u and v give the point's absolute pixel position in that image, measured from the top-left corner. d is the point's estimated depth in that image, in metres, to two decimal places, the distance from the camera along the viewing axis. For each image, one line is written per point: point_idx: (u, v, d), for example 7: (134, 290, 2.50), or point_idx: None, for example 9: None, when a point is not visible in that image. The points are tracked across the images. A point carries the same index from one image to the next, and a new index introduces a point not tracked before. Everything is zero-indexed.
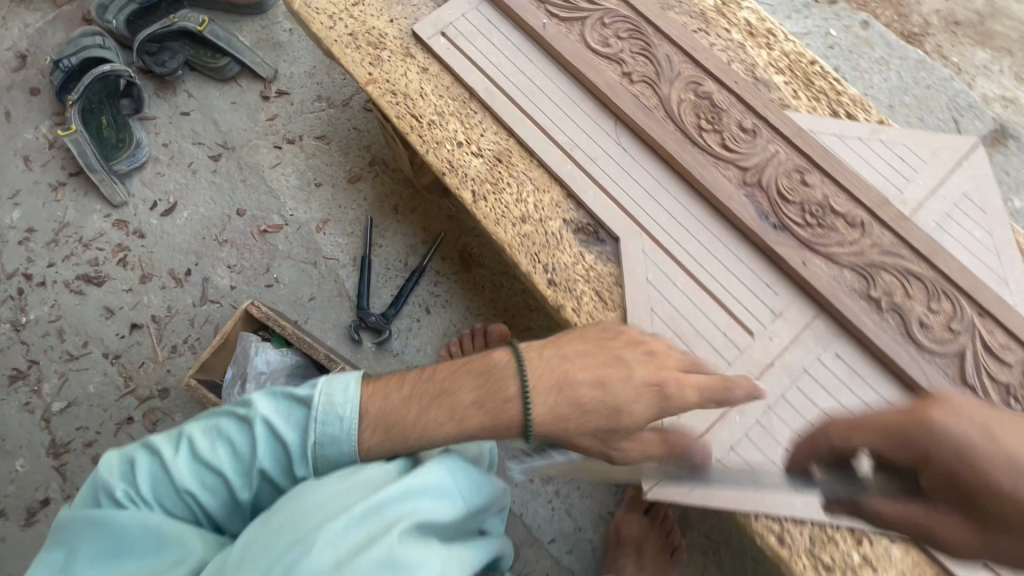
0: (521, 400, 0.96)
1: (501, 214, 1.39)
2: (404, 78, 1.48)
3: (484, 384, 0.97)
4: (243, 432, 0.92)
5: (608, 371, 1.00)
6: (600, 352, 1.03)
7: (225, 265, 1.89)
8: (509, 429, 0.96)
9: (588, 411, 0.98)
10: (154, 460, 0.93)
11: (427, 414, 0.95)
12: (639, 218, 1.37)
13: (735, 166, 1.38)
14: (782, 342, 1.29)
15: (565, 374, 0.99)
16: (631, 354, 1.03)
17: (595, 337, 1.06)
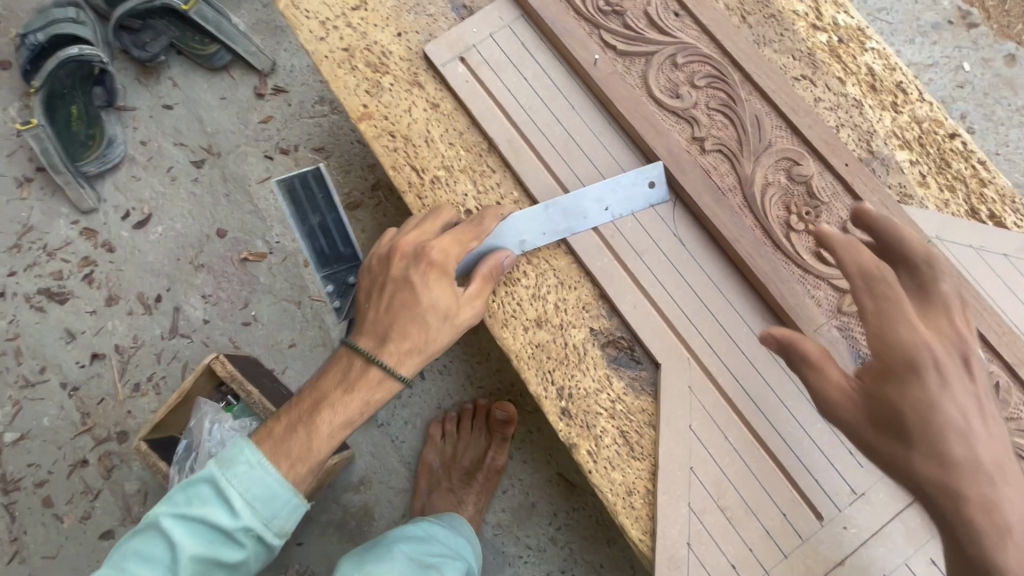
0: (373, 369, 0.94)
1: (511, 312, 1.08)
2: (406, 116, 1.15)
3: (340, 371, 0.97)
4: (233, 488, 0.84)
5: (403, 295, 0.96)
6: (393, 284, 0.98)
7: (200, 295, 1.65)
8: (385, 384, 0.95)
9: (434, 334, 0.96)
10: (140, 553, 0.82)
11: (321, 419, 0.92)
12: (690, 340, 1.04)
13: (828, 285, 1.04)
14: (859, 536, 0.98)
15: (390, 315, 0.96)
16: (412, 273, 0.97)
17: (390, 286, 0.99)
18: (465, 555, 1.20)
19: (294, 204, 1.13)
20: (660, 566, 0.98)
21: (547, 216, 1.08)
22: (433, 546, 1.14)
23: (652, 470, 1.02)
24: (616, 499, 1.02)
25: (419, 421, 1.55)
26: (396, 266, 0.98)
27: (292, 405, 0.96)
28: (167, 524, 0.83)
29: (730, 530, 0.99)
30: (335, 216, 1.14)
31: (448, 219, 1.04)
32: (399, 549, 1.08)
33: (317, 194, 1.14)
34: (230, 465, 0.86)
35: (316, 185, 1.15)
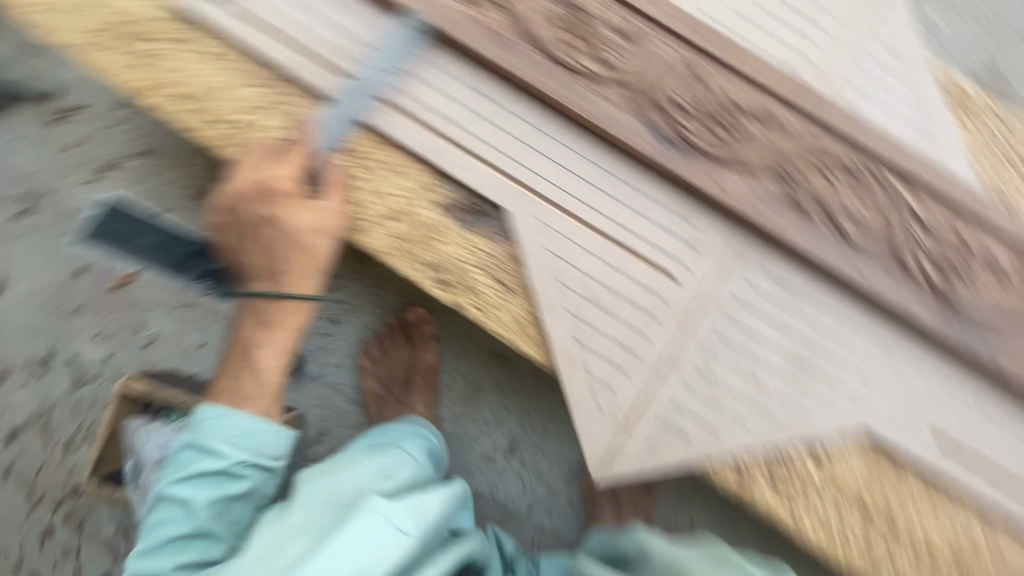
0: (277, 301, 1.11)
1: (361, 216, 1.15)
2: (190, 73, 1.15)
3: (254, 315, 1.13)
4: (213, 439, 1.06)
5: (269, 234, 1.09)
6: (256, 227, 1.09)
7: (89, 336, 1.62)
8: (293, 309, 1.12)
9: (314, 254, 1.11)
10: (166, 514, 1.05)
11: (258, 358, 1.13)
12: (523, 177, 1.15)
13: (617, 84, 1.15)
14: (709, 279, 1.16)
15: (270, 254, 1.10)
16: (269, 211, 1.08)
17: (263, 230, 1.09)
18: (431, 434, 1.36)
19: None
20: (562, 368, 1.14)
21: (347, 104, 1.13)
22: (389, 432, 1.33)
23: (532, 299, 1.15)
24: (510, 333, 1.15)
25: (349, 360, 1.63)
26: (248, 214, 1.09)
27: (227, 368, 1.14)
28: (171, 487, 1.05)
29: (609, 317, 1.15)
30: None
31: (268, 150, 1.11)
32: (355, 444, 1.26)
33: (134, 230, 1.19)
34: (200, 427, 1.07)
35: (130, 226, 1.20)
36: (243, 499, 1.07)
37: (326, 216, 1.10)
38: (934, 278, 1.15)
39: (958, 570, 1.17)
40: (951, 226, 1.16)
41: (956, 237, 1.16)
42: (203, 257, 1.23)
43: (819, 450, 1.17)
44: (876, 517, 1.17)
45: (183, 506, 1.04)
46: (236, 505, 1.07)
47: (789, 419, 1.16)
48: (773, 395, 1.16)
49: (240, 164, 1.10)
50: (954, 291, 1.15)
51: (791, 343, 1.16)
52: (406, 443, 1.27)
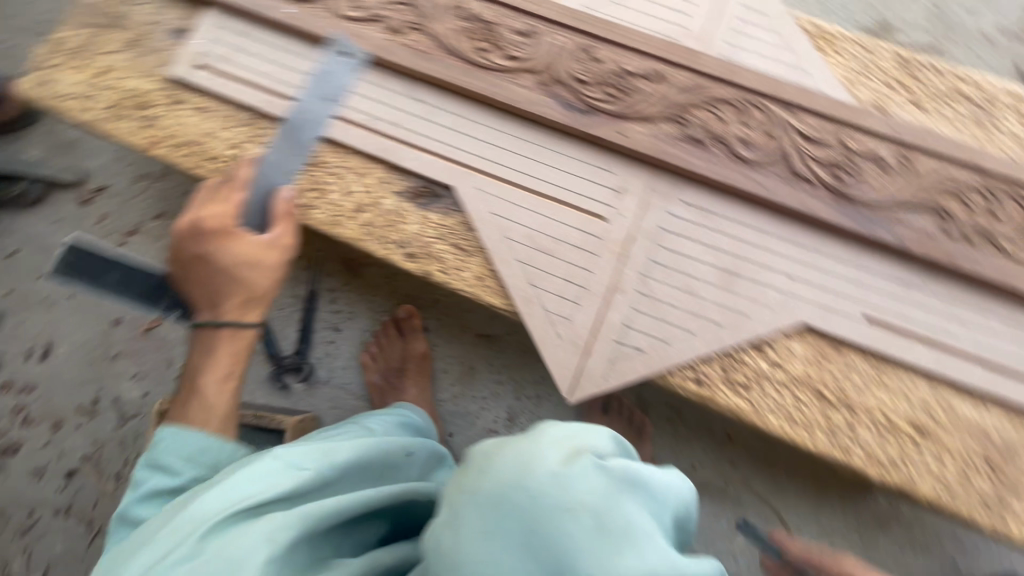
0: (223, 330, 1.16)
1: (336, 214, 1.38)
2: (186, 127, 1.42)
3: (203, 346, 1.17)
4: (171, 453, 1.05)
5: (209, 268, 1.16)
6: (197, 262, 1.17)
7: (127, 377, 1.85)
8: (240, 329, 1.17)
9: (256, 280, 1.18)
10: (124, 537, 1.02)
11: (203, 383, 1.13)
12: (464, 159, 1.37)
13: (526, 73, 1.39)
14: (633, 214, 1.35)
15: (209, 285, 1.16)
16: (203, 247, 1.16)
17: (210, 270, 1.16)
18: (413, 416, 1.43)
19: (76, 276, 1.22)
20: (522, 310, 1.32)
21: (289, 138, 1.37)
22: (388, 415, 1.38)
23: (486, 258, 1.35)
24: (475, 288, 1.35)
25: (354, 361, 1.83)
26: (185, 251, 1.17)
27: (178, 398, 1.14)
28: (131, 508, 1.03)
29: (554, 260, 1.33)
30: (120, 263, 1.23)
31: (214, 194, 1.23)
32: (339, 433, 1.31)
33: (91, 256, 1.22)
34: (156, 449, 1.07)
35: (81, 251, 1.22)
36: None
37: (268, 250, 1.19)
38: (833, 180, 1.32)
39: (920, 435, 1.25)
40: (838, 133, 1.35)
41: (844, 142, 1.34)
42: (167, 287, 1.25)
43: (763, 343, 1.30)
44: (828, 393, 1.28)
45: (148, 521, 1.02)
46: None
47: (731, 324, 1.30)
48: (711, 304, 1.31)
49: (205, 201, 1.21)
50: (853, 186, 1.32)
51: (716, 255, 1.33)
52: (374, 419, 1.31)
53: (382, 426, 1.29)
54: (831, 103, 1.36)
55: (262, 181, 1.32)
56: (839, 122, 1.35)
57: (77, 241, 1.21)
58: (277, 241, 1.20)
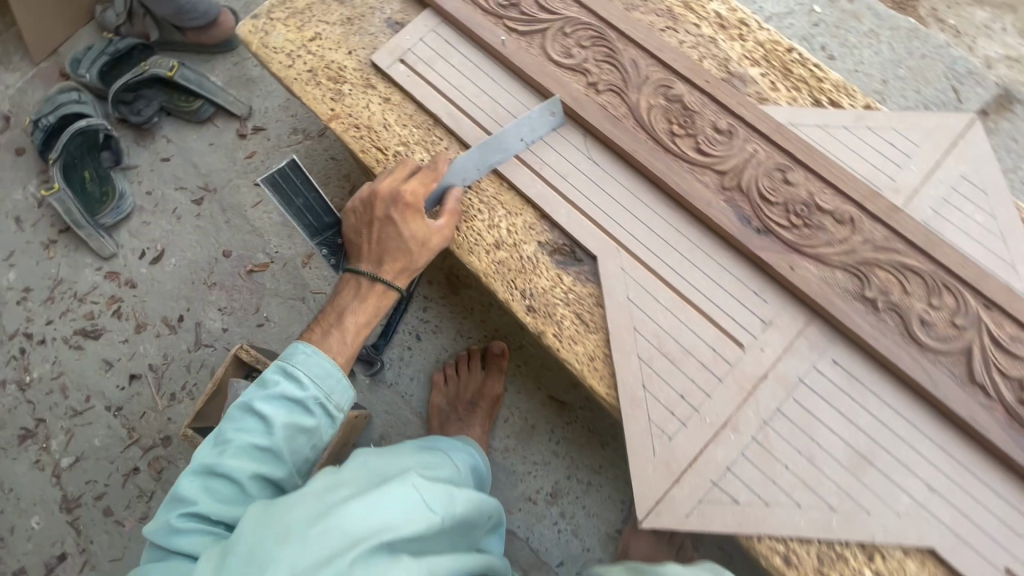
0: (373, 285, 1.21)
1: (474, 241, 1.36)
2: (366, 110, 1.45)
3: (350, 288, 1.23)
4: (301, 369, 1.11)
5: (387, 230, 1.22)
6: (380, 222, 1.23)
7: (215, 308, 1.91)
8: (388, 293, 1.23)
9: (417, 257, 1.23)
10: (237, 426, 1.06)
11: (347, 322, 1.19)
12: (616, 234, 1.32)
13: (712, 171, 1.32)
14: (774, 353, 1.24)
15: (380, 245, 1.22)
16: (393, 212, 1.22)
17: (386, 231, 1.23)
18: (476, 454, 1.42)
19: (278, 192, 1.27)
20: (624, 409, 1.23)
21: (482, 155, 1.36)
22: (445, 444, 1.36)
23: (605, 340, 1.28)
24: (582, 366, 1.27)
25: (422, 375, 1.79)
26: (378, 208, 1.23)
27: (320, 319, 1.22)
28: (257, 402, 1.07)
29: (675, 370, 1.24)
30: (316, 195, 1.28)
31: (412, 168, 1.30)
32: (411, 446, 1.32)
33: (296, 180, 1.27)
34: (293, 358, 1.13)
35: (293, 173, 1.27)
36: (307, 435, 1.08)
37: (439, 235, 1.25)
38: (1013, 400, 1.16)
39: None
40: None
41: None
42: (337, 230, 1.33)
43: (874, 549, 1.15)
44: None
45: (260, 422, 1.06)
46: (299, 439, 1.08)
47: (846, 514, 1.15)
48: (829, 483, 1.17)
49: (404, 169, 1.28)
50: None
51: (851, 433, 1.19)
52: (452, 453, 1.31)
53: (457, 462, 1.28)
54: None
55: (446, 180, 1.33)
56: None
57: (295, 166, 1.27)
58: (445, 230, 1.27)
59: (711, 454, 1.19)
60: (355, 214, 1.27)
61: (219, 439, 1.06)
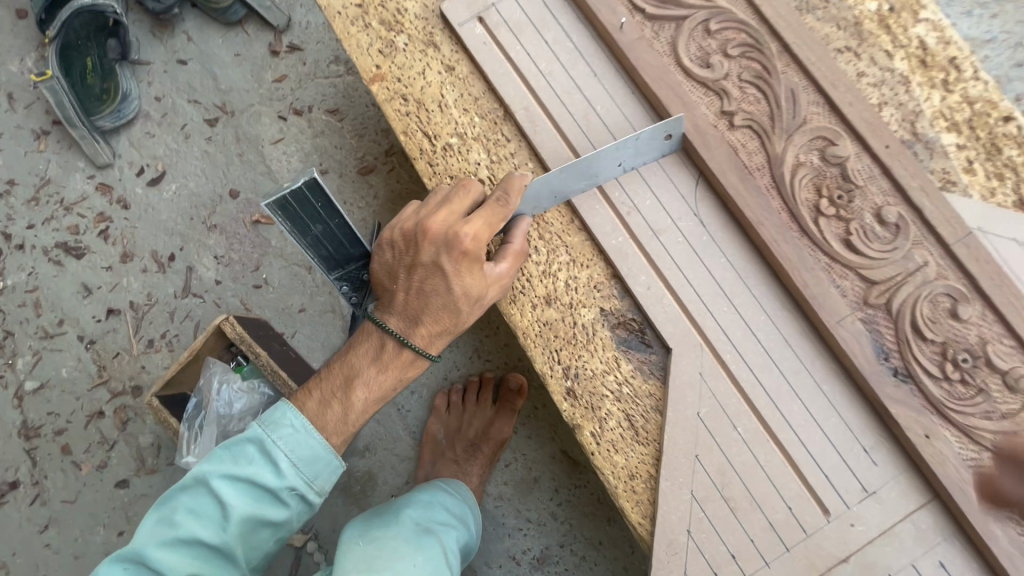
0: (399, 348, 0.92)
1: (520, 289, 1.06)
2: (420, 79, 1.11)
3: (368, 348, 0.93)
4: (281, 449, 0.84)
5: (430, 280, 0.92)
6: (423, 269, 0.92)
7: (211, 255, 1.66)
8: (417, 361, 0.94)
9: (465, 318, 0.94)
10: (186, 509, 0.81)
11: (355, 394, 0.90)
12: (705, 328, 1.00)
13: (856, 275, 0.98)
14: (866, 534, 0.96)
15: (419, 299, 0.92)
16: (444, 260, 0.91)
17: (429, 280, 0.92)
18: (470, 526, 1.22)
19: (289, 218, 0.94)
20: (658, 551, 0.97)
21: (564, 179, 1.02)
22: (437, 512, 1.16)
23: (656, 457, 1.01)
24: (618, 482, 1.00)
25: (425, 390, 1.57)
26: (424, 252, 0.92)
27: (321, 380, 0.94)
28: (217, 481, 0.81)
29: (732, 520, 0.97)
30: (338, 224, 0.96)
31: (475, 195, 0.96)
32: (402, 515, 1.10)
33: (314, 203, 0.95)
34: (274, 426, 0.85)
35: (309, 194, 0.93)
36: (272, 529, 0.84)
37: (494, 287, 0.94)
38: None
39: None
40: None
41: None
42: (364, 262, 1.03)
43: None
44: None
45: (217, 510, 0.81)
46: (261, 533, 0.84)
47: None
48: None
49: (465, 197, 0.95)
50: None
51: None
52: (446, 537, 1.10)
53: (450, 551, 1.08)
54: None
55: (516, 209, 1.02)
56: None
57: (313, 184, 0.93)
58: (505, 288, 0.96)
59: None
60: (390, 252, 0.96)
61: (163, 515, 0.81)
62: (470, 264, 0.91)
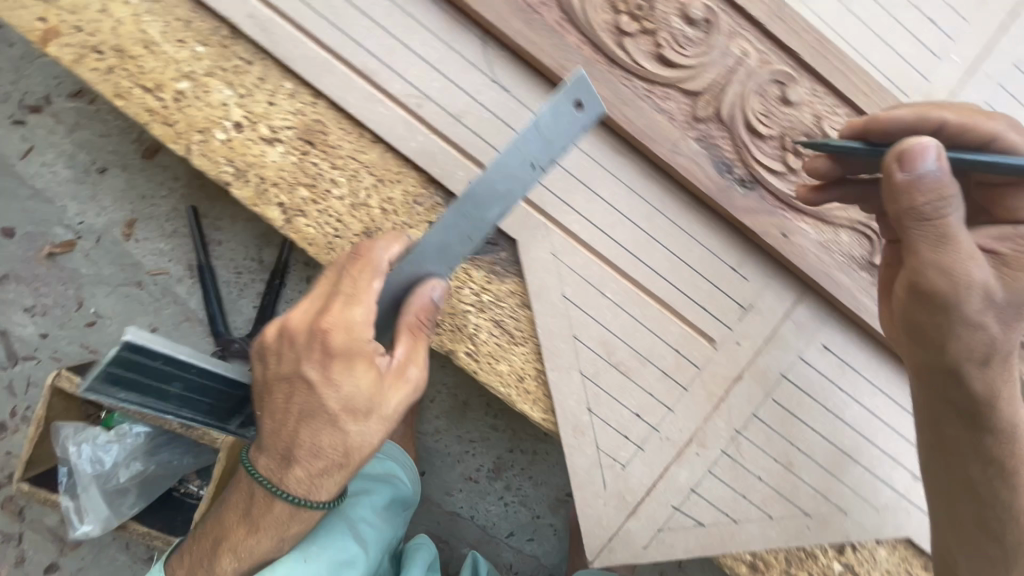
0: (270, 494, 0.82)
1: (335, 232, 0.91)
2: (106, 18, 0.85)
3: (237, 503, 0.87)
4: None
5: (303, 404, 0.77)
6: (286, 384, 0.78)
7: (20, 309, 1.40)
8: (301, 513, 0.84)
9: (355, 442, 0.77)
10: None
11: (224, 563, 0.87)
12: (542, 205, 0.90)
13: (678, 91, 0.87)
14: (753, 347, 0.96)
15: (291, 429, 0.79)
16: (308, 368, 0.75)
17: (298, 402, 0.77)
18: (400, 480, 1.16)
19: (134, 390, 0.80)
20: (566, 438, 0.95)
21: (469, 221, 0.76)
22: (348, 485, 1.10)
23: (537, 352, 0.95)
24: (511, 390, 0.95)
25: None
26: (286, 360, 0.78)
27: (215, 518, 0.90)
28: None
29: (628, 384, 0.95)
30: (201, 372, 0.83)
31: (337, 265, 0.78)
32: None
33: (150, 363, 0.78)
34: None
35: (139, 358, 0.77)
36: None
37: (384, 383, 0.75)
38: None
39: None
40: None
41: None
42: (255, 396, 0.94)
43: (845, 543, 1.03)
44: None
45: None
46: None
47: (820, 519, 1.00)
48: (805, 488, 0.99)
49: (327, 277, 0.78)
50: None
51: (836, 430, 0.98)
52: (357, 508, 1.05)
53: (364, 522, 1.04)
54: None
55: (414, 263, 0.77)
56: None
57: (132, 349, 0.75)
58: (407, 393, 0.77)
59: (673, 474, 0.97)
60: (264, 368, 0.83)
61: None
62: (342, 374, 0.74)
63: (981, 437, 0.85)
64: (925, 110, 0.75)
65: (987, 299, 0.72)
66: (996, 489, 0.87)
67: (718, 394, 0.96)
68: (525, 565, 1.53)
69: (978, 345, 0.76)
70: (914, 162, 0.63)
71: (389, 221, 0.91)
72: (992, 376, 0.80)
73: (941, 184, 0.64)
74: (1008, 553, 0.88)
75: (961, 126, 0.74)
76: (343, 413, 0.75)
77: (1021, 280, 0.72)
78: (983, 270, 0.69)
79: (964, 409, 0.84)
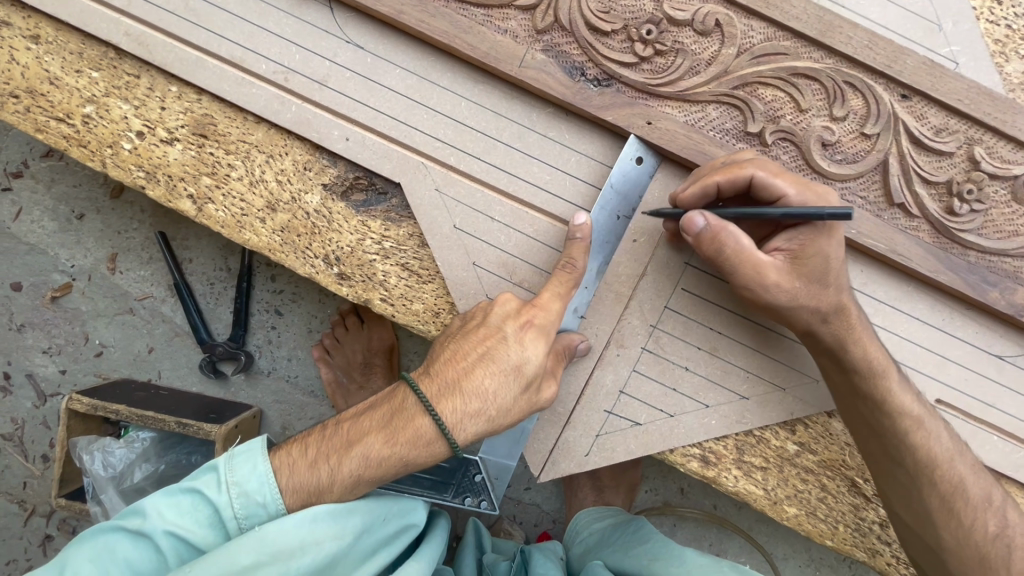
0: (418, 416, 0.82)
1: (242, 211, 1.00)
2: (15, 65, 0.98)
3: (383, 412, 0.85)
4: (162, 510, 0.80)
5: (487, 361, 0.83)
6: (484, 334, 0.86)
7: (39, 351, 1.59)
8: (432, 444, 0.82)
9: (511, 410, 0.84)
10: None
11: (350, 458, 0.82)
12: (417, 145, 0.96)
13: (515, 10, 0.92)
14: (650, 242, 0.97)
15: (466, 378, 0.83)
16: (508, 326, 0.85)
17: (480, 355, 0.84)
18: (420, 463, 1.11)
19: None
20: None
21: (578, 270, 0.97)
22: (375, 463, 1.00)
23: (446, 286, 1.00)
24: (429, 325, 1.01)
25: (300, 351, 1.56)
26: (492, 316, 0.87)
27: (327, 433, 0.86)
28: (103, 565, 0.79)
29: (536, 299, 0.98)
30: None
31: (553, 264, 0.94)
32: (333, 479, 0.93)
33: None
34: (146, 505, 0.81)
35: None
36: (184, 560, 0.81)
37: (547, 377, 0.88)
38: (941, 213, 0.92)
39: None
40: (966, 139, 0.91)
41: (972, 153, 0.91)
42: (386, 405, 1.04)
43: (795, 422, 1.01)
44: (863, 483, 1.02)
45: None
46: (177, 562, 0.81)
47: (759, 400, 0.99)
48: (736, 371, 0.99)
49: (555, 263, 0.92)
50: (969, 225, 0.92)
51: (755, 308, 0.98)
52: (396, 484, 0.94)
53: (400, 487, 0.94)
54: (969, 90, 0.89)
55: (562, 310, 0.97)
56: (975, 122, 0.91)
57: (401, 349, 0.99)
58: (552, 386, 0.89)
59: (598, 377, 1.00)
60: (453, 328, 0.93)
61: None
62: (520, 336, 0.84)
63: (860, 382, 0.89)
64: (734, 170, 0.83)
65: (790, 293, 0.86)
66: (885, 425, 0.90)
67: (625, 295, 0.99)
68: (529, 514, 1.56)
69: (807, 313, 0.87)
70: (692, 228, 0.84)
71: (286, 192, 0.99)
72: (841, 328, 0.88)
73: (717, 229, 0.83)
74: (915, 478, 0.90)
75: (769, 182, 0.82)
76: (504, 385, 0.83)
77: (812, 269, 0.85)
78: (777, 280, 0.85)
79: (835, 362, 0.90)
